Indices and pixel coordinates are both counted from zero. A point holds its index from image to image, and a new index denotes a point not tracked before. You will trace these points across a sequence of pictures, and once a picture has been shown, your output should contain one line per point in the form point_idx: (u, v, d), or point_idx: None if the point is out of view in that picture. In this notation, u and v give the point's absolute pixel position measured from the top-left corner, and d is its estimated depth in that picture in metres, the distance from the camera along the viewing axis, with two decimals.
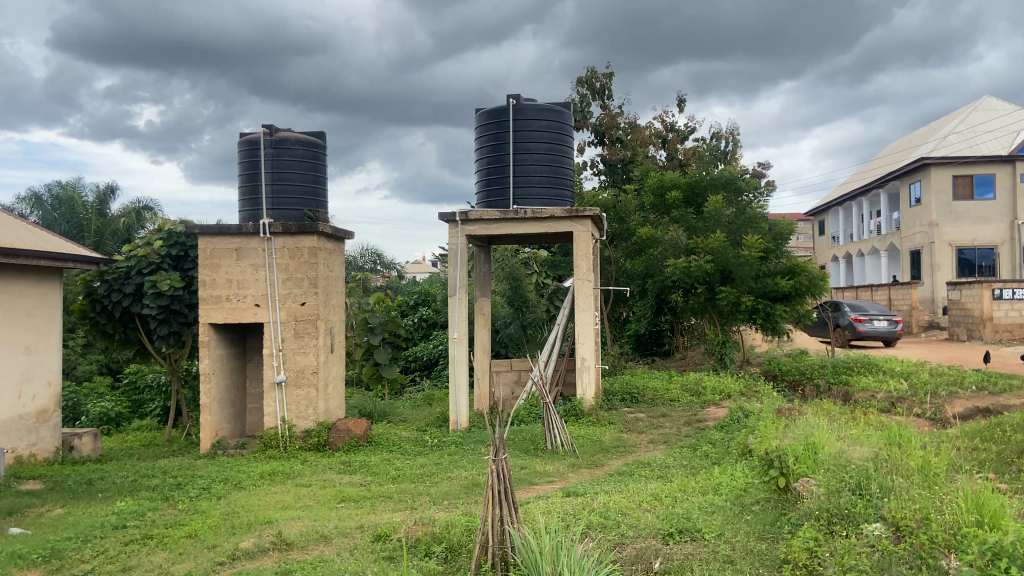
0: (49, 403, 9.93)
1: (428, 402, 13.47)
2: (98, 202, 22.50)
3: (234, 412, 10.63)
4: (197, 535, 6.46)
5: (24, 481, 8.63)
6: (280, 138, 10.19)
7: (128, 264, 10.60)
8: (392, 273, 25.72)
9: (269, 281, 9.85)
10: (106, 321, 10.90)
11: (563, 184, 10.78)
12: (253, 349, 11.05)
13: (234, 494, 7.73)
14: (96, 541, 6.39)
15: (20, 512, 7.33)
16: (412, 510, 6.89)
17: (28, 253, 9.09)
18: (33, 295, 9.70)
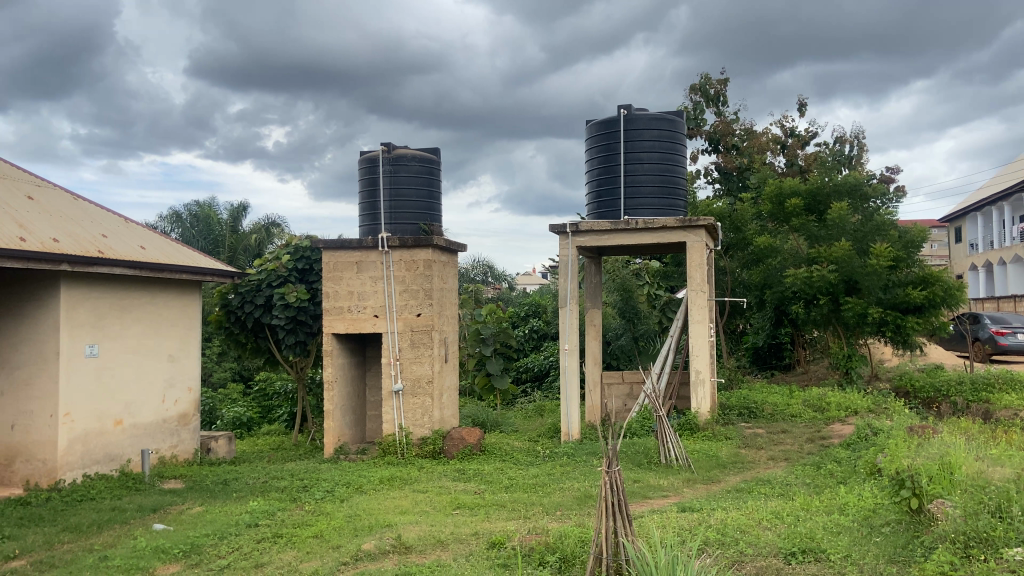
0: (189, 408, 10.69)
1: (539, 412, 13.56)
2: (231, 219, 23.96)
3: (355, 420, 11.09)
4: (323, 535, 6.78)
5: (167, 480, 9.34)
6: (397, 155, 10.59)
7: (260, 277, 11.33)
8: (503, 285, 26.00)
9: (388, 293, 10.23)
10: (240, 331, 11.69)
11: (676, 194, 10.61)
12: (373, 358, 11.45)
13: (356, 497, 8.05)
14: (232, 537, 6.84)
15: (164, 509, 7.94)
16: (526, 519, 6.97)
17: (171, 267, 9.88)
18: (176, 307, 10.49)
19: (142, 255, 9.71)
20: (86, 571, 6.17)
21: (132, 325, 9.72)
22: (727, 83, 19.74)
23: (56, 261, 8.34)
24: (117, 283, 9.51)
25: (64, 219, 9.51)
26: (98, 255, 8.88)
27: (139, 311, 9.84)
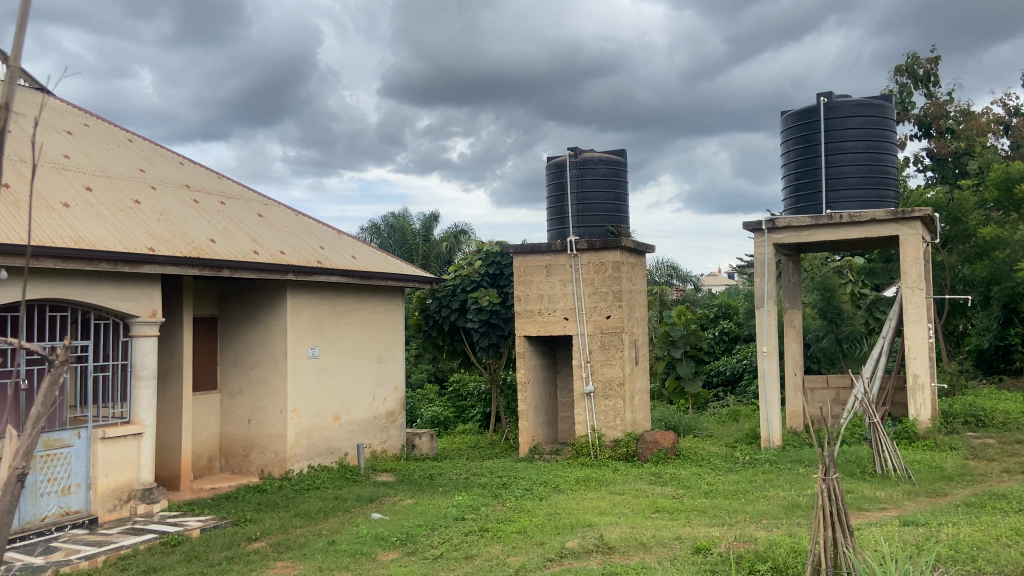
0: (396, 406, 11.43)
1: (734, 417, 13.09)
2: (424, 228, 25.22)
3: (548, 420, 11.32)
4: (526, 531, 6.97)
5: (379, 473, 10.04)
6: (584, 158, 10.71)
7: (455, 282, 11.91)
8: (689, 286, 25.41)
9: (578, 296, 10.34)
10: (438, 334, 12.33)
11: (885, 184, 9.86)
12: (563, 360, 11.60)
13: (555, 496, 8.21)
14: (442, 529, 7.23)
15: (379, 500, 8.55)
16: (729, 526, 6.76)
17: (378, 275, 10.62)
18: (383, 312, 11.27)
19: (353, 264, 10.51)
20: (317, 554, 6.78)
21: (347, 329, 10.57)
22: (939, 61, 18.05)
23: (283, 271, 9.28)
24: (333, 290, 10.37)
25: (288, 234, 10.53)
26: (317, 265, 9.75)
27: (352, 316, 10.68)
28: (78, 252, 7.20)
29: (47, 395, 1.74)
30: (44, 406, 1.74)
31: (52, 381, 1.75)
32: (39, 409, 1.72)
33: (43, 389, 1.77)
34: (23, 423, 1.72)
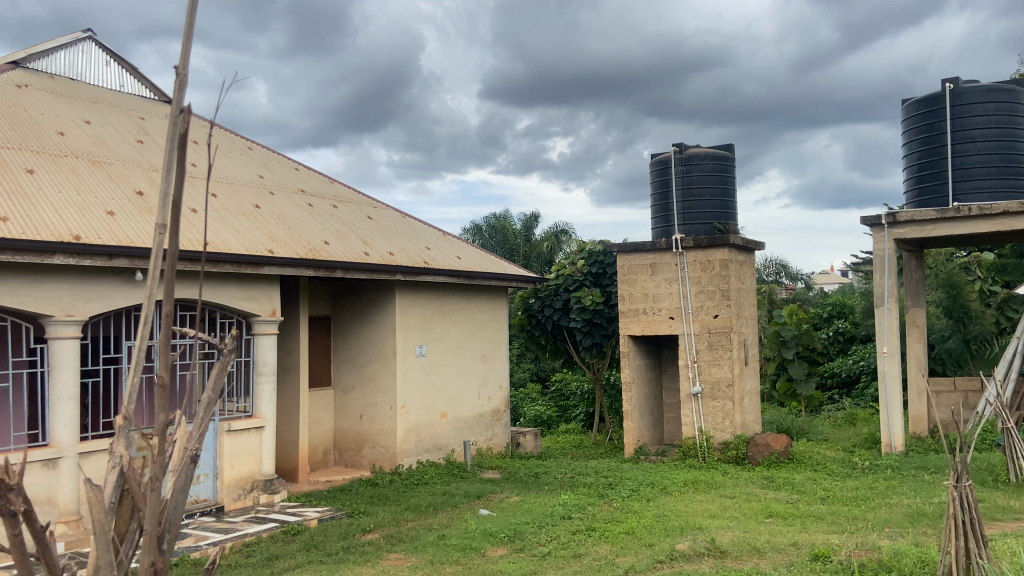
0: (501, 404, 11.57)
1: (850, 421, 12.53)
2: (524, 228, 25.38)
3: (653, 421, 11.18)
4: (635, 532, 6.91)
5: (486, 470, 10.19)
6: (690, 154, 10.52)
7: (558, 281, 11.93)
8: (799, 285, 24.52)
9: (684, 294, 10.15)
10: (541, 333, 12.37)
11: (1018, 174, 9.19)
12: (669, 360, 11.42)
13: (662, 498, 8.09)
14: (549, 527, 7.26)
15: (486, 497, 8.68)
16: (849, 533, 6.48)
17: (482, 274, 10.78)
18: (487, 311, 11.42)
19: (458, 264, 10.71)
20: (429, 547, 6.94)
21: (453, 327, 10.78)
22: None
23: (392, 272, 9.56)
24: (439, 290, 10.60)
25: (396, 235, 10.83)
26: (424, 265, 9.99)
27: (458, 315, 10.88)
28: (207, 254, 7.66)
29: (216, 381, 1.82)
30: (214, 391, 1.82)
31: (222, 367, 1.82)
32: (210, 392, 1.80)
33: (212, 375, 1.85)
34: (195, 408, 1.79)
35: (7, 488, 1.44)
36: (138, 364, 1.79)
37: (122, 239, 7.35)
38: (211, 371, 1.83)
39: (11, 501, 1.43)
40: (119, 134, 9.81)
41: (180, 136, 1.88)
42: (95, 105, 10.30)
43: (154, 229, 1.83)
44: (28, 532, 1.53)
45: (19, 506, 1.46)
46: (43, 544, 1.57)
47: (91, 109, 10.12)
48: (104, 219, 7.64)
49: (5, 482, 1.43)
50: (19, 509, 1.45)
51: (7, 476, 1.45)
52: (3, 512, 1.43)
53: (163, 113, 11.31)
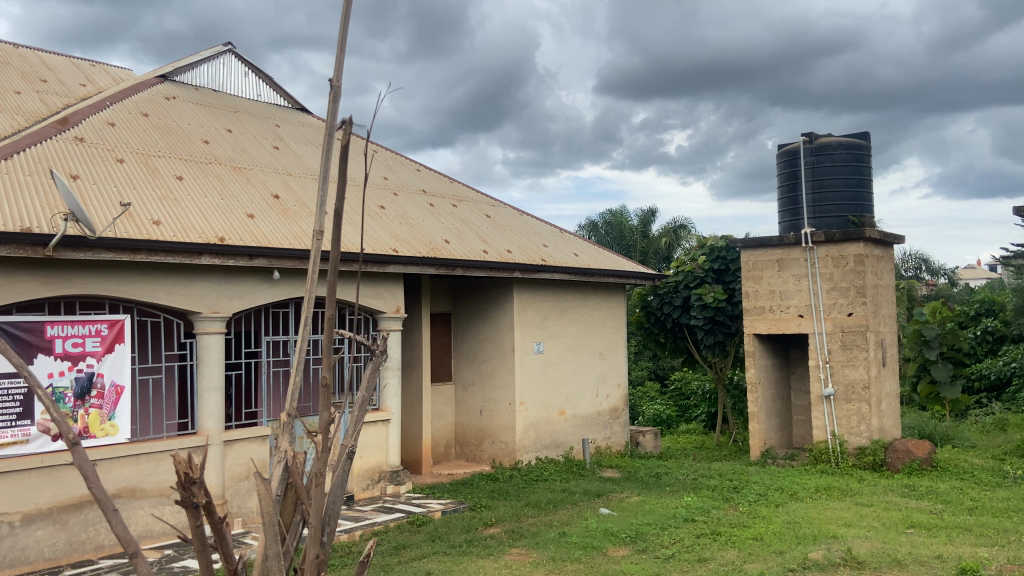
0: (620, 402, 11.46)
1: (1002, 428, 11.58)
2: (642, 224, 25.02)
3: (781, 423, 10.75)
4: (763, 538, 6.66)
5: (605, 468, 10.13)
6: (820, 144, 10.05)
7: (678, 278, 11.67)
8: (940, 280, 22.97)
9: (814, 291, 9.69)
10: (661, 331, 12.15)
11: None
12: (797, 360, 10.95)
13: (792, 504, 7.75)
14: (672, 529, 7.12)
15: (607, 495, 8.61)
16: (1002, 548, 5.98)
17: (600, 271, 10.70)
18: (606, 308, 11.33)
19: (577, 261, 10.69)
20: (550, 544, 6.96)
21: (571, 324, 10.76)
22: None
23: (510, 269, 9.64)
24: (558, 287, 10.61)
25: (514, 233, 10.93)
26: (542, 262, 10.03)
27: (576, 312, 10.85)
28: (364, 256, 8.25)
29: (372, 379, 1.88)
30: (369, 390, 1.88)
31: (375, 368, 1.89)
32: (365, 392, 1.86)
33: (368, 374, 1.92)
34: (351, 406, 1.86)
35: (191, 481, 1.56)
36: (300, 364, 1.89)
37: (261, 240, 7.79)
38: (365, 371, 1.90)
39: (195, 493, 1.55)
40: (256, 141, 10.40)
41: (336, 145, 1.95)
42: (235, 113, 10.96)
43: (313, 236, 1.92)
44: (207, 521, 1.66)
45: (200, 498, 1.59)
46: (220, 532, 1.70)
47: (232, 118, 10.77)
48: (244, 222, 8.12)
49: (190, 475, 1.56)
50: (201, 500, 1.58)
51: (190, 469, 1.57)
52: (188, 503, 1.56)
53: (295, 120, 11.89)
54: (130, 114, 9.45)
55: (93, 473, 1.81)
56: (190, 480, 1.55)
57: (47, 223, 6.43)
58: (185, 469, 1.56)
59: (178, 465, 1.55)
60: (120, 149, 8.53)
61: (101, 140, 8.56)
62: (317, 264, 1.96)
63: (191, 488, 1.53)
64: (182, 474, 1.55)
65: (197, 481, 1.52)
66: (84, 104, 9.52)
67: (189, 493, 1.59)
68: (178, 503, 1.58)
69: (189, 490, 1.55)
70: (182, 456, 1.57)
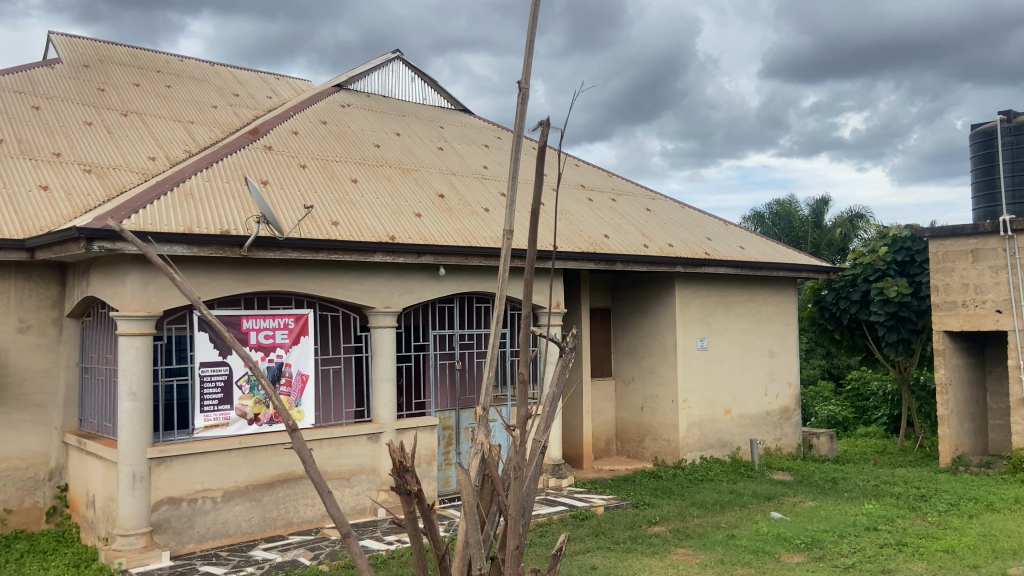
0: (790, 402, 10.91)
1: None
2: (814, 214, 23.67)
3: (976, 428, 9.80)
4: (955, 552, 6.10)
5: (776, 471, 9.68)
6: (1021, 122, 9.06)
7: (855, 272, 10.91)
8: None
9: (1016, 284, 8.73)
10: (835, 328, 11.44)
11: None
12: (995, 360, 9.93)
13: (989, 515, 7.04)
14: (851, 537, 6.68)
15: (778, 499, 8.23)
16: None
17: (769, 265, 10.22)
18: (774, 304, 10.80)
19: (743, 254, 10.28)
20: (719, 546, 6.74)
21: (737, 320, 10.35)
22: None
23: (673, 264, 9.43)
24: (722, 281, 10.24)
25: (676, 226, 10.68)
26: (706, 256, 9.74)
27: (742, 307, 10.44)
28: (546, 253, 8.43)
29: (561, 374, 1.92)
30: (559, 386, 1.91)
31: (564, 365, 1.92)
32: (556, 387, 1.89)
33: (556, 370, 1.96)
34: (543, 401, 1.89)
35: (405, 469, 1.67)
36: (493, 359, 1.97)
37: (429, 238, 8.11)
38: (556, 367, 1.94)
39: (409, 481, 1.66)
40: (422, 143, 10.84)
41: (520, 146, 2.01)
42: (402, 117, 11.48)
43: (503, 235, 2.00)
44: (416, 507, 1.76)
45: (410, 485, 1.69)
46: (427, 518, 1.79)
47: (400, 121, 11.29)
48: (413, 221, 8.49)
49: (404, 464, 1.66)
50: (413, 488, 1.69)
51: (402, 457, 1.67)
52: (402, 489, 1.67)
53: (457, 120, 12.28)
54: (310, 122, 10.15)
55: (309, 455, 1.96)
56: (405, 469, 1.65)
57: (242, 226, 7.04)
58: (399, 457, 1.67)
59: (394, 454, 1.66)
60: (302, 156, 9.18)
61: (286, 148, 9.25)
62: (509, 261, 2.04)
63: (406, 476, 1.63)
64: (398, 463, 1.66)
65: (410, 470, 1.61)
66: (271, 115, 10.34)
67: (402, 480, 1.69)
68: (393, 488, 1.69)
69: (402, 476, 1.65)
70: (395, 446, 1.67)
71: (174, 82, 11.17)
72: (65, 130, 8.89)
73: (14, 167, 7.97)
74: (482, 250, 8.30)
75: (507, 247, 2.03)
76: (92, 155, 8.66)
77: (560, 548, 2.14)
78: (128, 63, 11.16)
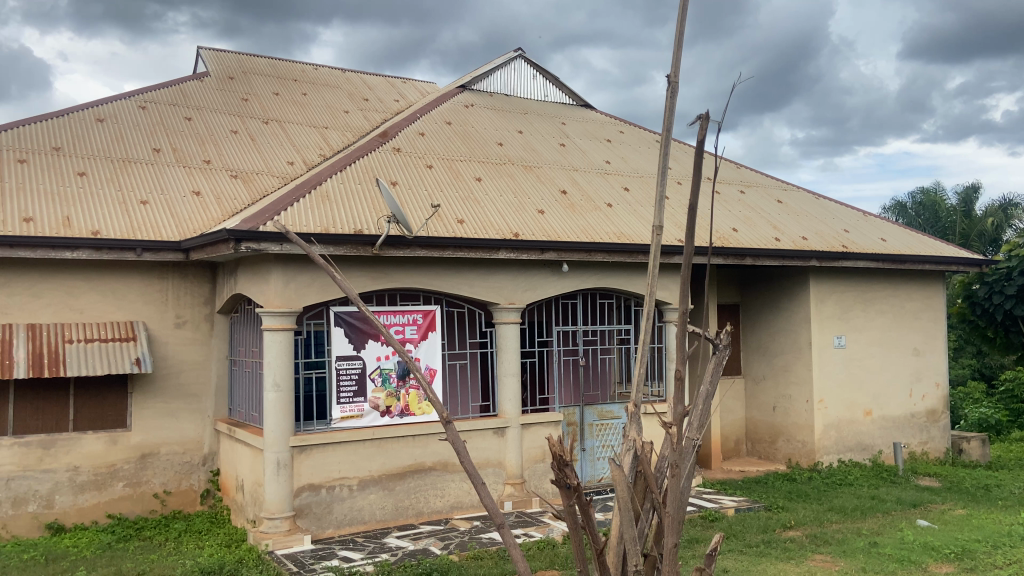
0: (938, 404, 10.18)
1: None
2: (962, 203, 21.97)
3: None
4: None
5: (922, 477, 9.07)
6: None
7: (1011, 264, 10.04)
8: None
9: None
10: (988, 324, 10.57)
11: None
12: None
13: None
14: (1009, 549, 6.16)
15: (925, 506, 7.70)
16: None
17: (913, 258, 9.57)
18: (920, 299, 10.11)
19: (884, 247, 9.68)
20: (858, 553, 6.39)
21: (877, 317, 9.77)
22: None
23: (806, 258, 9.01)
24: (861, 276, 9.68)
25: (810, 218, 10.19)
26: (843, 250, 9.24)
27: (884, 303, 9.83)
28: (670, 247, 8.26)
29: (713, 374, 1.94)
30: (711, 385, 1.93)
31: (715, 364, 1.92)
32: (708, 387, 1.91)
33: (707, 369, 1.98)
34: (694, 400, 1.94)
35: (564, 463, 1.79)
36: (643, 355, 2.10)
37: (552, 234, 8.15)
38: (706, 366, 1.95)
39: (568, 474, 1.78)
40: (545, 139, 10.89)
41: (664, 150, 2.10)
42: (525, 115, 11.58)
43: (652, 232, 2.10)
44: (574, 501, 1.88)
45: (570, 478, 1.81)
46: (586, 511, 1.91)
47: (523, 119, 11.39)
48: (537, 218, 8.54)
49: (563, 457, 1.79)
50: (573, 481, 1.81)
51: (562, 452, 1.80)
52: (563, 483, 1.80)
53: (579, 116, 12.26)
54: (436, 123, 10.41)
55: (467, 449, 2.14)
56: (564, 462, 1.78)
57: (374, 226, 7.33)
58: (558, 452, 1.80)
59: (554, 448, 1.79)
60: (429, 156, 9.44)
61: (414, 149, 9.53)
62: (657, 260, 2.12)
63: (566, 469, 1.76)
64: (557, 457, 1.79)
65: (570, 463, 1.74)
66: (399, 117, 10.69)
67: (563, 475, 1.83)
68: (554, 481, 1.82)
69: (562, 470, 1.78)
70: (555, 442, 1.81)
71: (310, 90, 11.77)
72: (214, 139, 9.56)
73: (171, 174, 8.65)
74: (606, 245, 8.23)
75: (657, 245, 2.10)
76: (238, 161, 9.26)
77: (715, 547, 2.09)
78: (269, 73, 11.86)
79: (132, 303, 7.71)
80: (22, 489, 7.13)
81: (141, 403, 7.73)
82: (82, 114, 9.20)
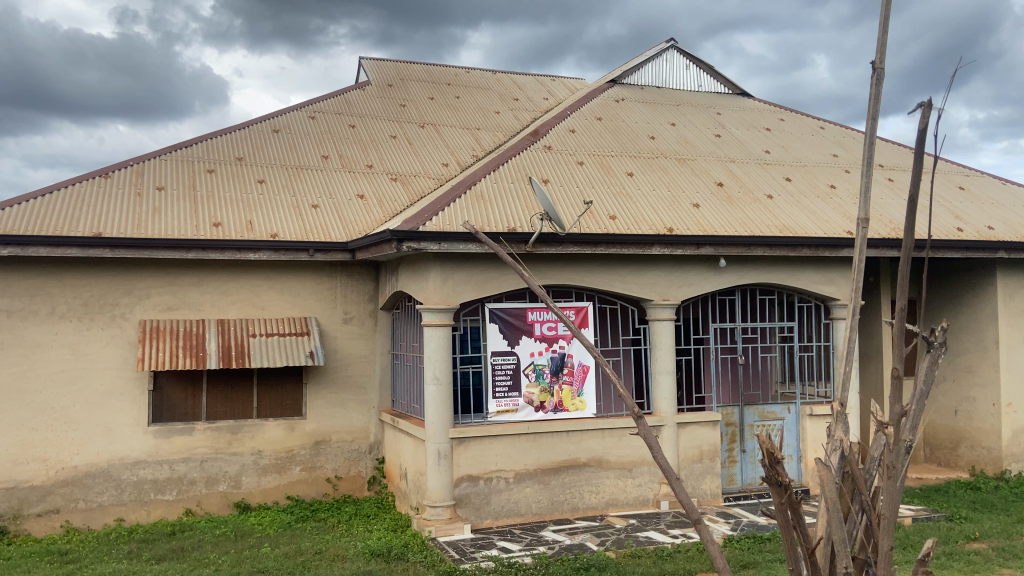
0: None
1: None
2: None
3: None
4: None
5: None
6: None
7: None
8: None
9: None
10: None
11: None
12: None
13: None
14: None
15: None
16: None
17: None
18: None
19: None
20: None
21: None
22: None
23: (994, 249, 8.21)
24: None
25: (998, 206, 9.28)
26: None
27: None
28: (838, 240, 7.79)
29: (929, 371, 1.82)
30: (927, 384, 1.80)
31: (931, 362, 1.80)
32: (924, 387, 1.80)
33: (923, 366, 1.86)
34: (909, 399, 1.82)
35: (776, 460, 1.75)
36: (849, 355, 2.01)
37: (708, 229, 7.92)
38: (919, 364, 1.84)
39: (780, 472, 1.74)
40: (699, 131, 10.60)
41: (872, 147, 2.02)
42: (678, 106, 11.32)
43: (858, 224, 2.01)
44: (785, 500, 1.83)
45: (781, 477, 1.77)
46: (795, 510, 1.85)
47: (676, 111, 11.14)
48: (692, 212, 8.32)
49: (775, 455, 1.75)
50: (784, 479, 1.77)
51: (772, 449, 1.76)
52: (773, 480, 1.77)
53: (735, 105, 11.83)
54: (587, 119, 10.40)
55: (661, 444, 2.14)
56: (775, 460, 1.75)
57: (528, 223, 7.44)
58: (768, 449, 1.76)
59: (764, 445, 1.76)
60: (580, 153, 9.45)
61: (565, 146, 9.57)
62: (862, 253, 2.02)
63: (778, 467, 1.72)
64: (768, 454, 1.76)
65: (783, 461, 1.70)
66: (550, 115, 10.78)
67: (773, 472, 1.78)
68: (765, 479, 1.78)
69: (774, 468, 1.74)
70: (764, 439, 1.76)
71: (462, 93, 12.12)
72: (376, 144, 10.07)
73: (338, 179, 9.20)
74: (766, 239, 7.89)
75: (862, 237, 2.00)
76: (398, 164, 9.69)
77: (930, 553, 1.95)
78: (425, 79, 12.32)
79: (306, 300, 8.28)
80: (213, 470, 7.85)
81: (314, 393, 8.28)
82: (260, 126, 9.98)
